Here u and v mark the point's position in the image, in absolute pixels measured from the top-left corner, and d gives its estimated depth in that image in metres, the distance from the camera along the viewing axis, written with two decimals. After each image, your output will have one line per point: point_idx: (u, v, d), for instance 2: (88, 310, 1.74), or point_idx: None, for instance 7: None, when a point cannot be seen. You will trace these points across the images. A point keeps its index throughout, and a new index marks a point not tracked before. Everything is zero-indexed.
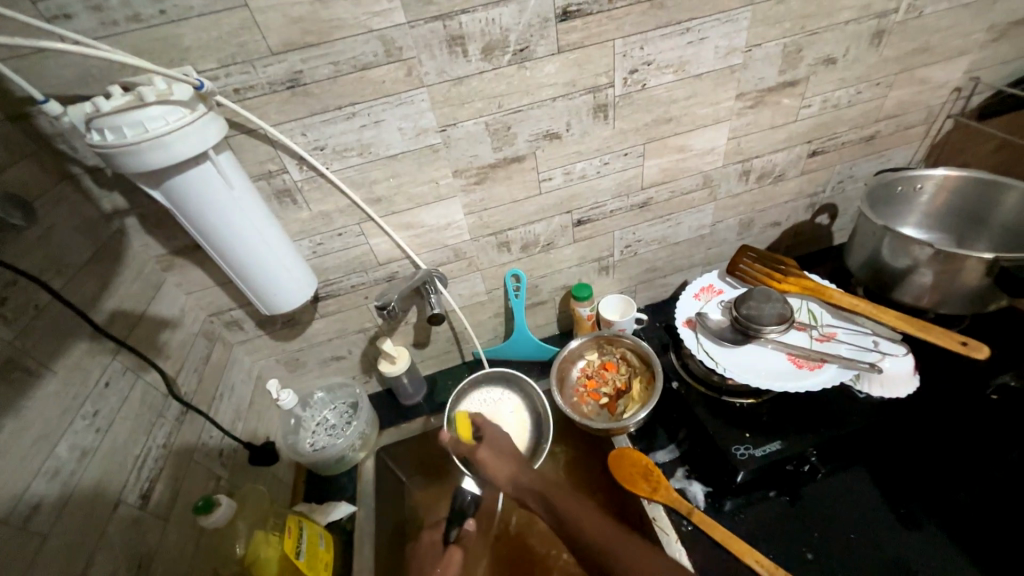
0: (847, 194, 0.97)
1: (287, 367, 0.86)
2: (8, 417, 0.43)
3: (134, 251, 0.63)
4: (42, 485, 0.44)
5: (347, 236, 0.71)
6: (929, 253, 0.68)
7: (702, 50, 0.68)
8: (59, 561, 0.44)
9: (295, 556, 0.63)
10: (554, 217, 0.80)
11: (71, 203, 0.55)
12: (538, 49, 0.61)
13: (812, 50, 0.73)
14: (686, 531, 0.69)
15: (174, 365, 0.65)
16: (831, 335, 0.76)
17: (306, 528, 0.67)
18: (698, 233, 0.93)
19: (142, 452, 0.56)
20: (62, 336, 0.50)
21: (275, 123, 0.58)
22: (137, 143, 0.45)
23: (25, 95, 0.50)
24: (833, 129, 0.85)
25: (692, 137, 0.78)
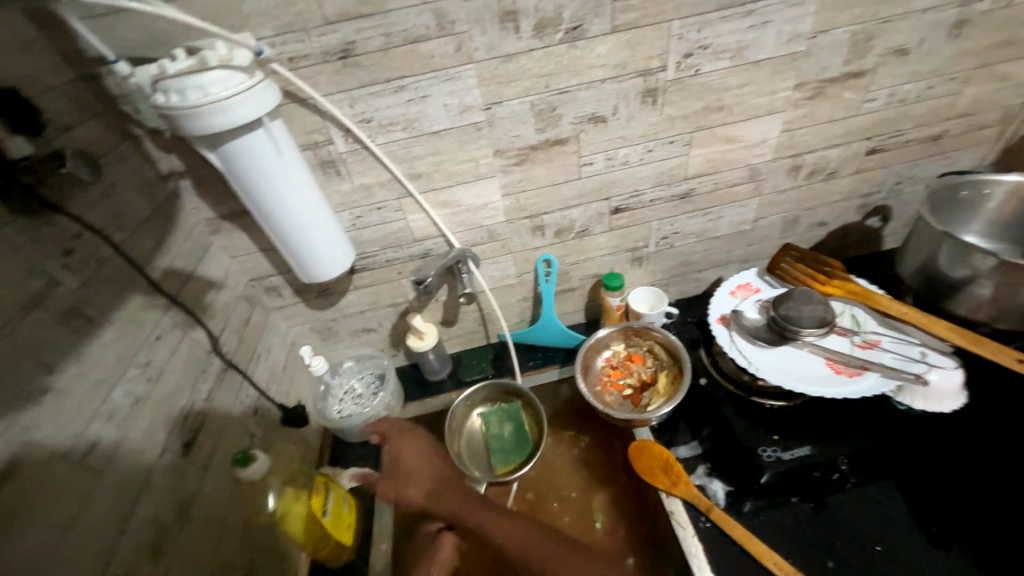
0: (903, 197, 0.92)
1: (320, 335, 0.88)
2: (71, 360, 0.46)
3: (187, 212, 0.65)
4: (99, 426, 0.48)
5: (385, 211, 0.72)
6: (992, 263, 0.64)
7: (764, 35, 0.64)
8: (111, 497, 0.47)
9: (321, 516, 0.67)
10: (592, 203, 0.79)
11: (132, 163, 0.58)
12: (591, 27, 0.60)
13: (883, 39, 0.68)
14: (704, 528, 0.69)
15: (218, 324, 0.69)
16: (874, 342, 0.73)
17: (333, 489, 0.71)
18: (738, 229, 0.90)
19: (186, 404, 0.59)
20: (121, 289, 0.53)
21: (324, 94, 0.59)
22: (198, 106, 0.46)
23: (95, 56, 0.52)
24: (895, 126, 0.80)
25: (742, 127, 0.74)
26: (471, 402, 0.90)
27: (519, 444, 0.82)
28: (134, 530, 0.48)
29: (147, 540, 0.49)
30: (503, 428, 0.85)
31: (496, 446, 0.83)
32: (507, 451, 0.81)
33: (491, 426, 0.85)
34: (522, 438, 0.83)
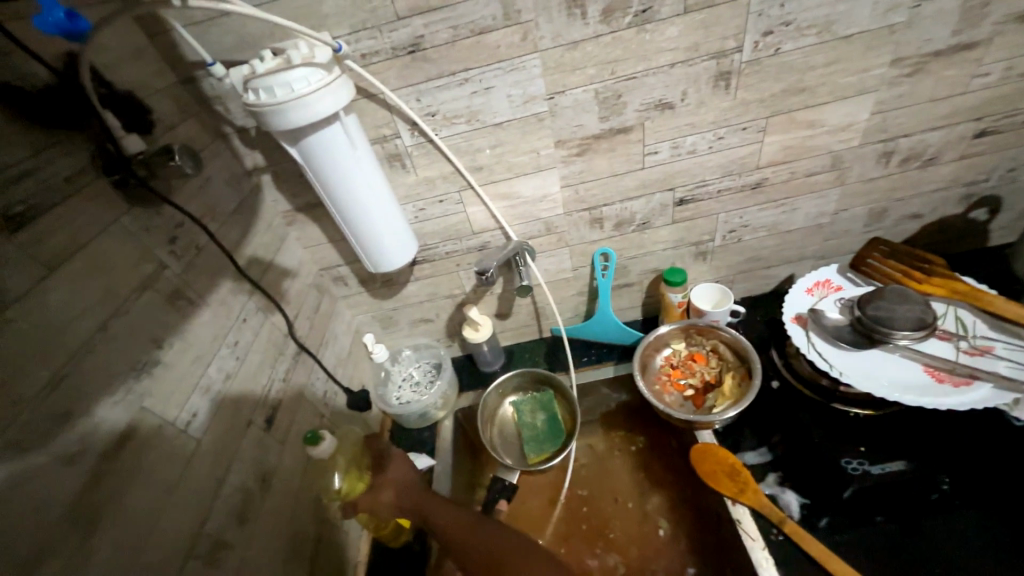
0: (1018, 185, 0.81)
1: (381, 324, 0.92)
2: (175, 337, 0.51)
3: (267, 205, 0.70)
4: (197, 398, 0.52)
5: (446, 203, 0.74)
6: None
7: (857, 7, 0.58)
8: (208, 464, 0.51)
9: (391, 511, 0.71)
10: (654, 194, 0.76)
11: (222, 159, 0.63)
12: (662, 9, 0.57)
13: (1003, 4, 0.60)
14: (776, 540, 0.64)
15: (292, 310, 0.73)
16: (986, 348, 0.65)
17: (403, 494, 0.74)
18: (816, 222, 0.83)
19: (267, 383, 0.64)
20: (214, 274, 0.58)
21: (393, 88, 0.61)
22: (284, 101, 0.49)
23: (193, 60, 0.57)
24: (1013, 104, 0.70)
25: (826, 110, 0.68)
26: (503, 391, 0.91)
27: (552, 434, 0.83)
28: (225, 495, 0.52)
29: (235, 505, 0.53)
30: (535, 417, 0.86)
31: (529, 434, 0.84)
32: (540, 440, 0.82)
33: (524, 415, 0.87)
34: (553, 428, 0.84)
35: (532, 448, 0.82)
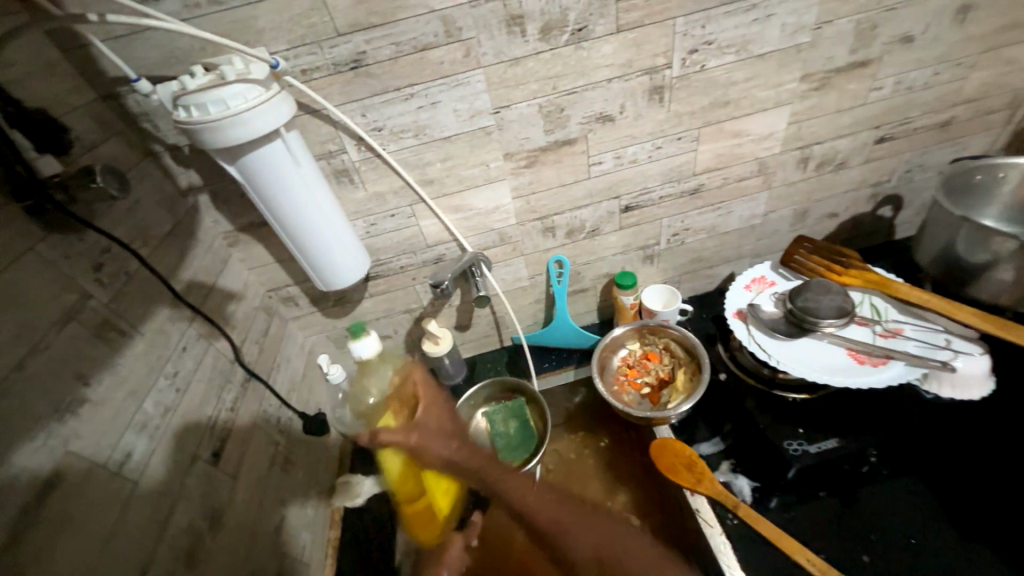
0: (915, 184, 0.91)
1: (336, 344, 0.89)
2: (105, 371, 0.47)
3: (206, 226, 0.67)
4: (134, 436, 0.48)
5: (398, 217, 0.73)
6: (1012, 246, 0.63)
7: (768, 29, 0.65)
8: (148, 507, 0.47)
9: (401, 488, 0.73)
10: (601, 202, 0.79)
11: (153, 179, 0.59)
12: (596, 28, 0.60)
13: (887, 28, 0.68)
14: (731, 526, 0.68)
15: (239, 335, 0.69)
16: (897, 331, 0.72)
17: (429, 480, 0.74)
18: (748, 223, 0.90)
19: (213, 414, 0.60)
20: (148, 302, 0.54)
21: (337, 104, 0.60)
22: (219, 119, 0.47)
23: (116, 76, 0.54)
24: (903, 114, 0.80)
25: (749, 121, 0.75)
26: (473, 404, 0.90)
27: (526, 438, 0.82)
28: (170, 538, 0.49)
29: (182, 548, 0.50)
30: (508, 424, 0.84)
31: (503, 443, 0.82)
32: (514, 446, 0.80)
33: (496, 425, 0.85)
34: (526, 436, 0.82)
35: (506, 455, 0.80)
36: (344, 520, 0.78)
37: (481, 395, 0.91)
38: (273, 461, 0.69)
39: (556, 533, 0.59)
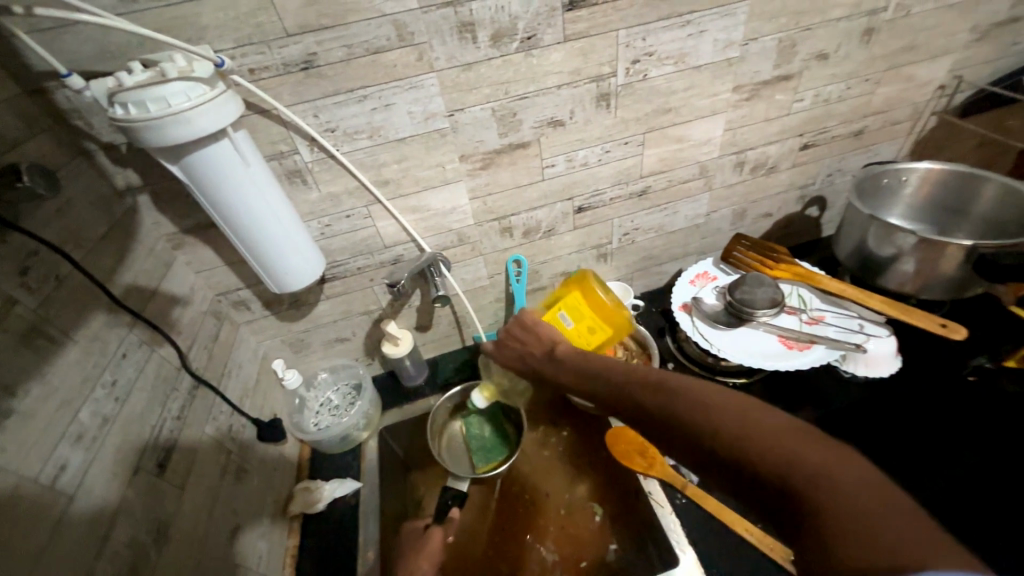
0: (836, 187, 1.01)
1: (292, 348, 0.87)
2: (34, 381, 0.45)
3: (147, 228, 0.64)
4: (67, 448, 0.46)
5: (354, 218, 0.73)
6: (912, 241, 0.71)
7: (701, 43, 0.70)
8: (83, 523, 0.45)
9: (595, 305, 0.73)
10: (556, 203, 0.83)
11: (87, 179, 0.56)
12: (544, 37, 0.63)
13: (805, 45, 0.76)
14: (680, 504, 0.73)
15: (185, 341, 0.67)
16: (819, 318, 0.81)
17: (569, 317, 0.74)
18: (693, 222, 0.96)
19: (157, 423, 0.58)
20: (82, 308, 0.52)
21: (288, 104, 0.59)
22: (159, 117, 0.46)
23: (43, 70, 0.51)
24: (823, 123, 0.88)
25: (689, 127, 0.80)
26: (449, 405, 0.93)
27: (500, 443, 0.89)
28: (110, 554, 0.46)
29: (124, 563, 0.47)
30: (483, 428, 0.91)
31: (478, 445, 0.89)
32: (489, 450, 0.87)
33: (472, 427, 0.91)
34: (500, 437, 0.89)
35: (480, 457, 0.87)
36: (302, 527, 0.76)
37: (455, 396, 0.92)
38: (225, 470, 0.67)
39: (660, 389, 0.46)
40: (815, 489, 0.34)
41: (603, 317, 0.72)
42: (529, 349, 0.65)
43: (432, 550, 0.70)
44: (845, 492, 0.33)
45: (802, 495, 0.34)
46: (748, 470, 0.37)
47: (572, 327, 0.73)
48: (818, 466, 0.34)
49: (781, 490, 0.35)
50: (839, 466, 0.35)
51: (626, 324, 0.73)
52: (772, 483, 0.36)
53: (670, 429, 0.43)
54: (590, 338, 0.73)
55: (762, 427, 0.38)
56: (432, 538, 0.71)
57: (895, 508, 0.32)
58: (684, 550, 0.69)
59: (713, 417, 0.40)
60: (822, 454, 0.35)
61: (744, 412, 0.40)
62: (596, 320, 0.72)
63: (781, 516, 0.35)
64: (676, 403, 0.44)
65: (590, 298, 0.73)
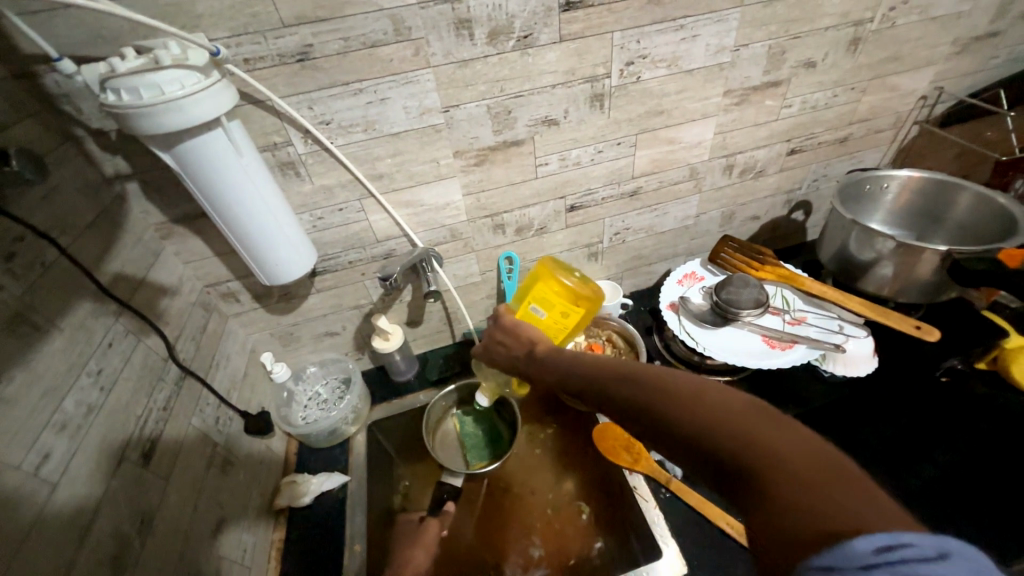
0: (821, 192, 1.04)
1: (281, 341, 0.87)
2: (19, 367, 0.44)
3: (135, 217, 0.63)
4: (51, 437, 0.45)
5: (347, 212, 0.73)
6: (890, 246, 0.74)
7: (694, 47, 0.71)
8: (66, 512, 0.45)
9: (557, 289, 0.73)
10: (548, 201, 0.84)
11: (75, 165, 0.56)
12: (540, 36, 0.64)
13: (794, 53, 0.78)
14: (664, 498, 0.74)
15: (173, 331, 0.66)
16: (801, 318, 0.83)
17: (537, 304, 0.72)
18: (682, 224, 0.98)
19: (143, 413, 0.57)
20: (68, 296, 0.51)
21: (282, 96, 0.59)
22: (152, 104, 0.46)
23: (32, 53, 0.50)
24: (810, 129, 0.90)
25: (680, 130, 0.82)
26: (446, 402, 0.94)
27: (493, 440, 0.92)
28: (93, 543, 0.46)
29: (107, 554, 0.47)
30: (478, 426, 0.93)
31: (472, 442, 0.92)
32: (482, 448, 0.90)
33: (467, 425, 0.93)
34: (496, 437, 0.92)
35: (474, 454, 0.90)
36: (289, 520, 0.77)
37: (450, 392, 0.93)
38: (211, 462, 0.66)
39: (623, 377, 0.44)
40: (765, 468, 0.32)
41: (570, 298, 0.71)
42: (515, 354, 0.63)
43: (428, 538, 0.80)
44: (795, 461, 0.31)
45: (754, 471, 0.32)
46: (703, 450, 0.35)
47: (546, 317, 0.72)
48: (765, 440, 0.33)
49: (732, 467, 0.34)
50: (790, 437, 0.33)
51: (593, 299, 0.73)
52: (723, 460, 0.34)
53: (632, 418, 0.41)
54: (565, 324, 0.72)
55: (713, 407, 0.36)
56: (428, 528, 0.81)
57: (844, 473, 0.30)
58: (667, 542, 0.70)
59: (666, 403, 0.39)
60: (771, 427, 0.34)
61: (696, 395, 0.37)
62: (565, 304, 0.71)
63: (735, 495, 0.33)
64: (636, 390, 0.42)
65: (553, 282, 0.72)
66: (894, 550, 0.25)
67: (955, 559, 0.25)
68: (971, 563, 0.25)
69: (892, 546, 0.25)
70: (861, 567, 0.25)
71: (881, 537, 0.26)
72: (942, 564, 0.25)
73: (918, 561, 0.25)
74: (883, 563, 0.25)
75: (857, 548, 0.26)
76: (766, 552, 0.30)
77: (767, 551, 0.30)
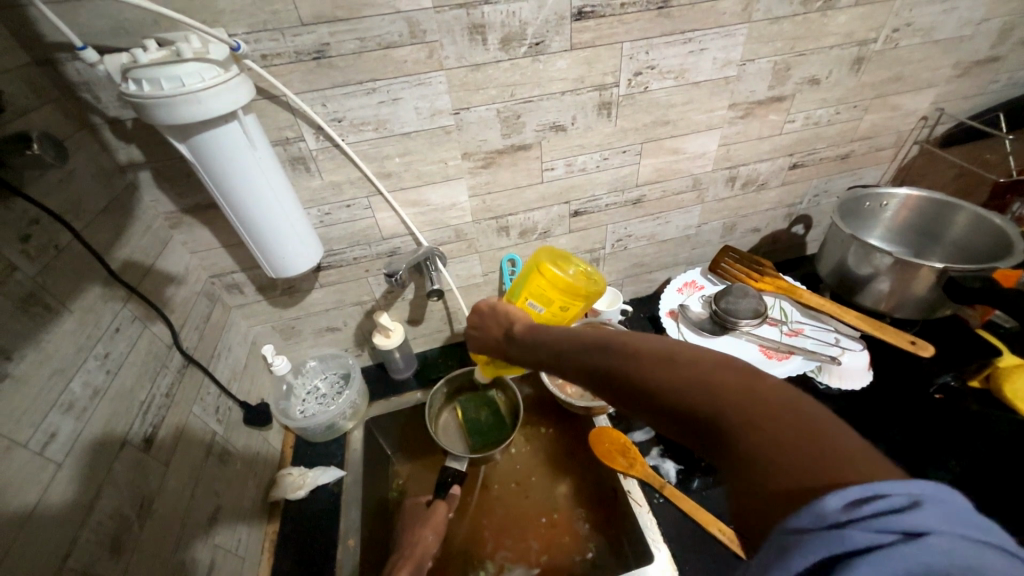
0: (821, 207, 1.06)
1: (283, 334, 0.88)
2: (29, 347, 0.45)
3: (145, 206, 0.64)
4: (58, 417, 0.46)
5: (354, 208, 0.74)
6: (888, 262, 0.75)
7: (701, 60, 0.73)
8: (71, 491, 0.45)
9: (553, 278, 0.72)
10: (553, 206, 0.85)
11: (90, 152, 0.57)
12: (552, 44, 0.65)
13: (799, 70, 0.79)
14: (657, 503, 0.75)
15: (178, 319, 0.67)
16: (799, 330, 0.85)
17: (534, 299, 0.73)
18: (684, 233, 0.99)
19: (146, 399, 0.58)
20: (79, 278, 0.52)
21: (298, 92, 0.60)
22: (172, 95, 0.47)
23: (55, 42, 0.51)
24: (812, 145, 0.92)
25: (686, 140, 0.83)
26: (448, 387, 0.94)
27: (496, 425, 0.91)
28: (94, 523, 0.47)
29: (107, 534, 0.48)
30: (480, 412, 0.93)
31: (475, 427, 0.92)
32: (485, 433, 0.90)
33: (469, 411, 0.94)
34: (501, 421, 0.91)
35: (478, 439, 0.90)
36: (284, 512, 0.77)
37: (452, 379, 0.94)
38: (209, 451, 0.67)
39: (599, 346, 0.43)
40: (742, 431, 0.32)
41: (566, 291, 0.73)
42: (492, 334, 0.61)
43: (437, 520, 0.78)
44: (773, 422, 0.31)
45: (733, 435, 0.33)
46: (685, 416, 0.35)
47: (544, 312, 0.74)
48: (747, 407, 0.32)
49: (713, 433, 0.34)
50: (767, 396, 0.33)
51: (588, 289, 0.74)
52: (703, 424, 0.34)
53: (612, 391, 0.41)
54: (564, 315, 0.75)
55: (690, 373, 0.36)
56: (437, 510, 0.79)
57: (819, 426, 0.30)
58: (659, 547, 0.70)
59: (642, 374, 0.38)
60: (747, 389, 0.33)
61: (673, 362, 0.37)
62: (563, 299, 0.73)
63: (718, 459, 0.34)
64: (615, 362, 0.41)
65: (548, 278, 0.72)
66: (866, 503, 0.26)
67: (928, 504, 0.25)
68: (944, 504, 0.25)
69: (862, 500, 0.26)
70: (833, 524, 0.25)
71: (855, 491, 0.26)
72: (915, 512, 0.25)
73: (889, 512, 0.25)
74: (855, 518, 0.25)
75: (829, 506, 0.26)
76: (750, 513, 0.31)
77: (749, 510, 0.31)
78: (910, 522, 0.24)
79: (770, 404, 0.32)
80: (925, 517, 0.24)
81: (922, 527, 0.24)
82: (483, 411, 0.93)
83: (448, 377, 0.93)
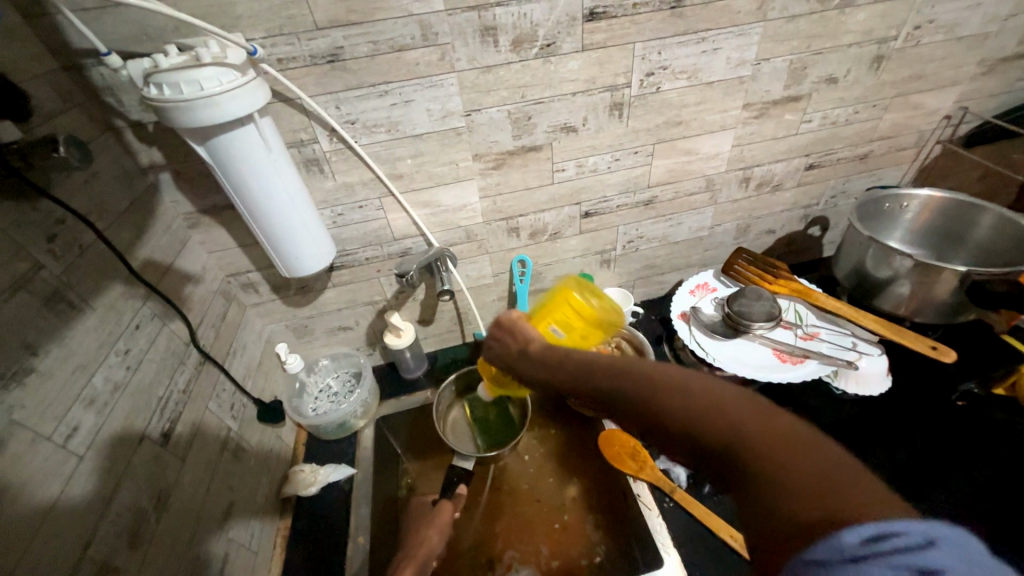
0: (838, 208, 1.03)
1: (296, 333, 0.89)
2: (54, 343, 0.47)
3: (165, 206, 0.66)
4: (80, 411, 0.48)
5: (366, 209, 0.75)
6: (908, 265, 0.73)
7: (715, 60, 0.72)
8: (91, 484, 0.47)
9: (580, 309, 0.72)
10: (563, 207, 0.85)
11: (113, 154, 0.59)
12: (563, 45, 0.65)
13: (816, 68, 0.78)
14: (667, 507, 0.74)
15: (195, 317, 0.69)
16: (814, 334, 0.83)
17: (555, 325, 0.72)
18: (696, 234, 0.98)
19: (164, 394, 0.59)
20: (102, 276, 0.54)
21: (312, 95, 0.61)
22: (191, 98, 0.48)
23: (82, 49, 0.53)
24: (829, 145, 0.90)
25: (698, 141, 0.82)
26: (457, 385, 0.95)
27: (503, 425, 0.92)
28: (113, 515, 0.48)
29: (125, 526, 0.49)
30: (488, 412, 0.94)
31: (482, 426, 0.93)
32: (492, 433, 0.92)
33: (477, 409, 0.94)
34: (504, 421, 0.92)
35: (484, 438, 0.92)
36: (295, 507, 0.78)
37: (460, 378, 0.94)
38: (224, 446, 0.68)
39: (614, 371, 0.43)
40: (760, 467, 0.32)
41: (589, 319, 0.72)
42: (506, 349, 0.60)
43: (442, 522, 0.78)
44: (793, 461, 0.32)
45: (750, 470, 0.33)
46: (701, 450, 0.35)
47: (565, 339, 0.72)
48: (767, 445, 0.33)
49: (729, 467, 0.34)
50: (787, 433, 0.33)
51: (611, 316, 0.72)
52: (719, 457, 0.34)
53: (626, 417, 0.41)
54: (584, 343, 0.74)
55: (709, 406, 0.36)
56: (442, 510, 0.79)
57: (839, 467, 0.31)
58: (669, 551, 0.69)
59: (656, 402, 0.38)
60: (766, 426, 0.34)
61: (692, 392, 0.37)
62: (585, 328, 0.72)
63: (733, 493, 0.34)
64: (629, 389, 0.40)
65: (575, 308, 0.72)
66: (883, 540, 0.27)
67: (939, 543, 0.27)
68: (956, 546, 0.27)
69: (878, 536, 0.28)
70: (853, 560, 0.27)
71: (871, 528, 0.28)
72: (928, 549, 0.27)
73: (905, 549, 0.27)
74: (873, 554, 0.27)
75: (848, 541, 0.28)
76: (762, 546, 0.32)
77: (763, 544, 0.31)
78: (926, 560, 0.27)
79: (789, 442, 0.33)
80: (938, 554, 0.27)
81: (935, 565, 0.27)
82: (490, 410, 0.94)
83: (456, 376, 0.93)
